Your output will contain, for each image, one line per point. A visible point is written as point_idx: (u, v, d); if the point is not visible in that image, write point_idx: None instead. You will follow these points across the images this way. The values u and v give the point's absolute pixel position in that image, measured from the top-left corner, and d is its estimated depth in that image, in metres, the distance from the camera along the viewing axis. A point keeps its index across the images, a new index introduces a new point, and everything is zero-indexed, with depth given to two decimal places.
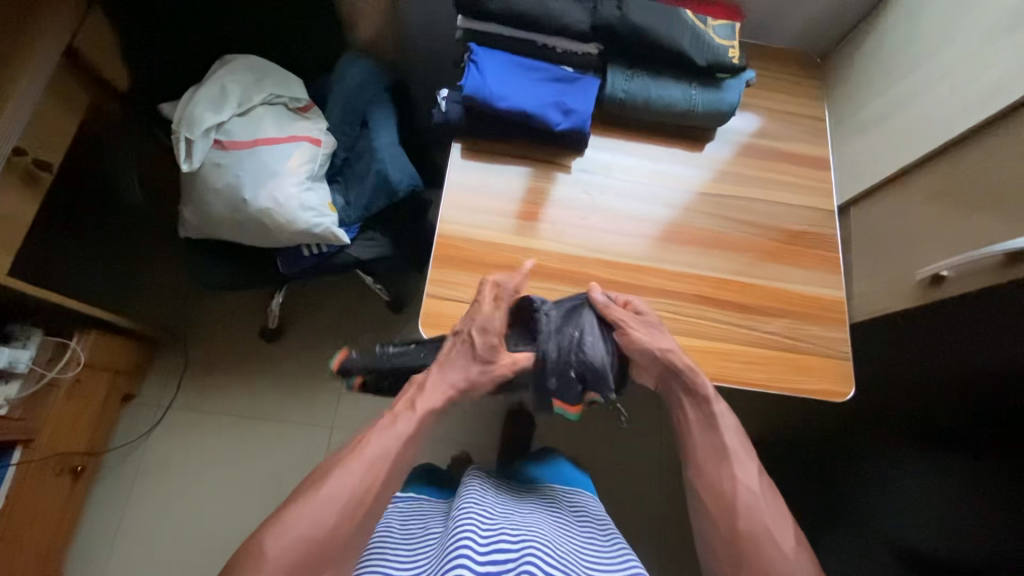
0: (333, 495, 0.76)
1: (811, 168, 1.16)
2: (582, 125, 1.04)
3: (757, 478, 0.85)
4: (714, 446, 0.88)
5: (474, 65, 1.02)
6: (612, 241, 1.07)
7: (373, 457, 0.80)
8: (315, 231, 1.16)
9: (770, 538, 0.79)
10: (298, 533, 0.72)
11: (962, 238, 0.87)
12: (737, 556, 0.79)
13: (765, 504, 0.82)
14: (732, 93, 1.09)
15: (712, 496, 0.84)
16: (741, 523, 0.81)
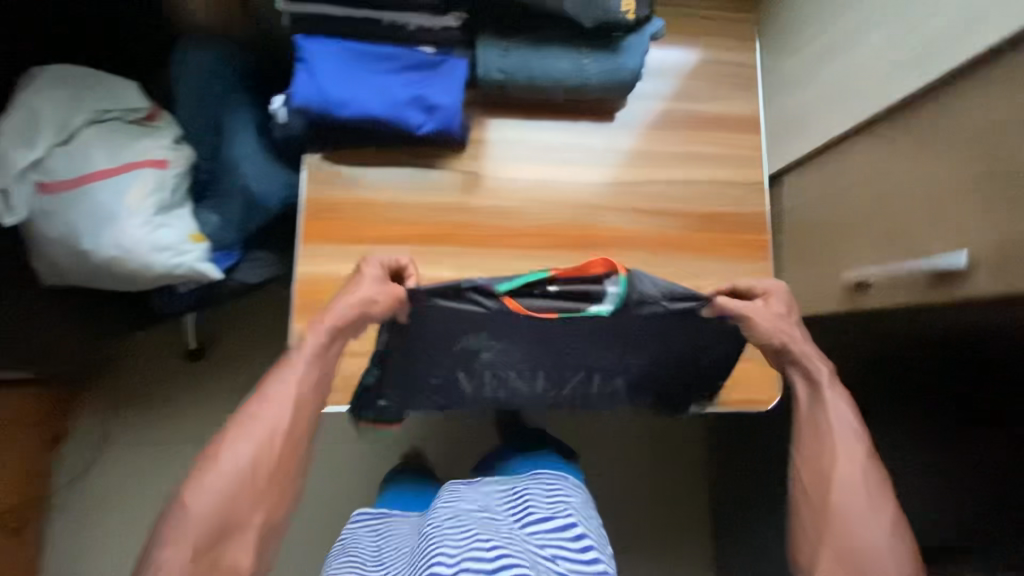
0: (244, 453, 0.64)
1: (737, 133, 0.98)
2: (448, 124, 0.86)
3: (864, 460, 0.66)
4: (814, 407, 0.72)
5: (303, 64, 0.82)
6: (506, 256, 0.93)
7: (273, 393, 0.68)
8: (178, 271, 1.04)
9: (868, 509, 0.64)
10: (207, 503, 0.61)
11: (887, 237, 0.72)
12: (821, 523, 0.65)
13: (849, 463, 0.66)
14: (632, 57, 0.89)
15: (810, 473, 0.68)
16: (834, 492, 0.65)
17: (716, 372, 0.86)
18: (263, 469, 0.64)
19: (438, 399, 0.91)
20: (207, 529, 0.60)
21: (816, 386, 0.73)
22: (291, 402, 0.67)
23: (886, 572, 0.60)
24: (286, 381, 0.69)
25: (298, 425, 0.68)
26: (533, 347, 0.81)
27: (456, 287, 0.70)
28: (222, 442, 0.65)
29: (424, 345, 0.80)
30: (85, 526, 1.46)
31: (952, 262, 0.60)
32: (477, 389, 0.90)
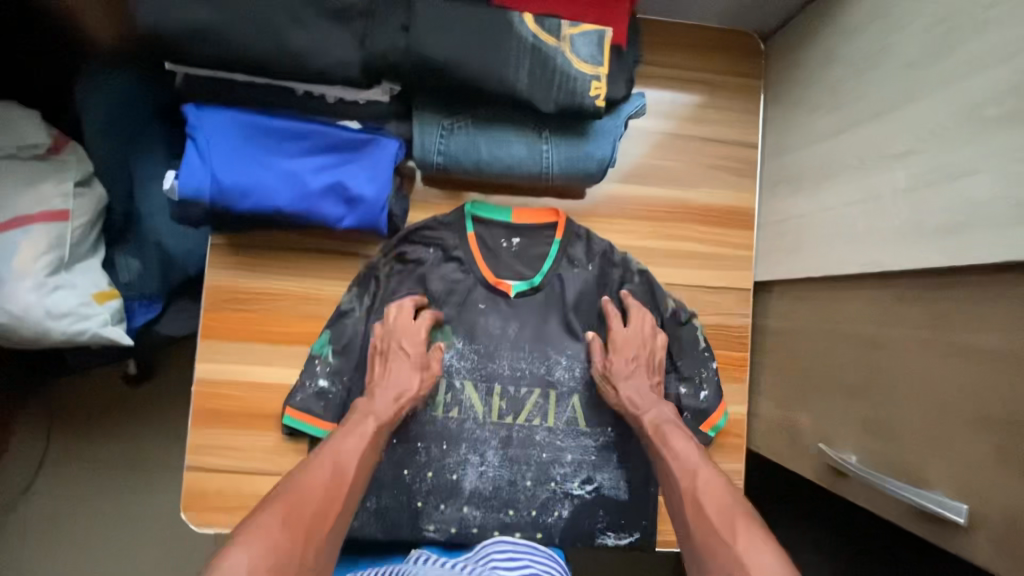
0: (301, 512, 0.56)
1: (722, 227, 0.85)
2: (372, 218, 0.71)
3: (721, 513, 0.60)
4: (664, 472, 0.69)
5: (196, 141, 0.67)
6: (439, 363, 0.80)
7: (342, 454, 0.64)
8: (81, 339, 0.91)
9: (732, 534, 0.58)
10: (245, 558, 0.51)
11: (875, 425, 0.60)
12: (700, 566, 0.58)
13: (720, 520, 0.60)
14: (603, 144, 0.74)
15: (685, 542, 0.61)
16: (711, 533, 0.59)
17: (691, 366, 0.81)
18: (298, 545, 0.54)
19: (393, 499, 0.78)
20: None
21: (659, 448, 0.71)
22: (350, 469, 0.63)
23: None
24: (338, 453, 0.64)
25: (356, 482, 0.63)
26: (484, 357, 0.81)
27: (411, 228, 0.80)
28: (255, 519, 0.55)
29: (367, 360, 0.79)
30: (15, 558, 1.37)
31: (945, 512, 0.50)
32: (436, 503, 0.79)
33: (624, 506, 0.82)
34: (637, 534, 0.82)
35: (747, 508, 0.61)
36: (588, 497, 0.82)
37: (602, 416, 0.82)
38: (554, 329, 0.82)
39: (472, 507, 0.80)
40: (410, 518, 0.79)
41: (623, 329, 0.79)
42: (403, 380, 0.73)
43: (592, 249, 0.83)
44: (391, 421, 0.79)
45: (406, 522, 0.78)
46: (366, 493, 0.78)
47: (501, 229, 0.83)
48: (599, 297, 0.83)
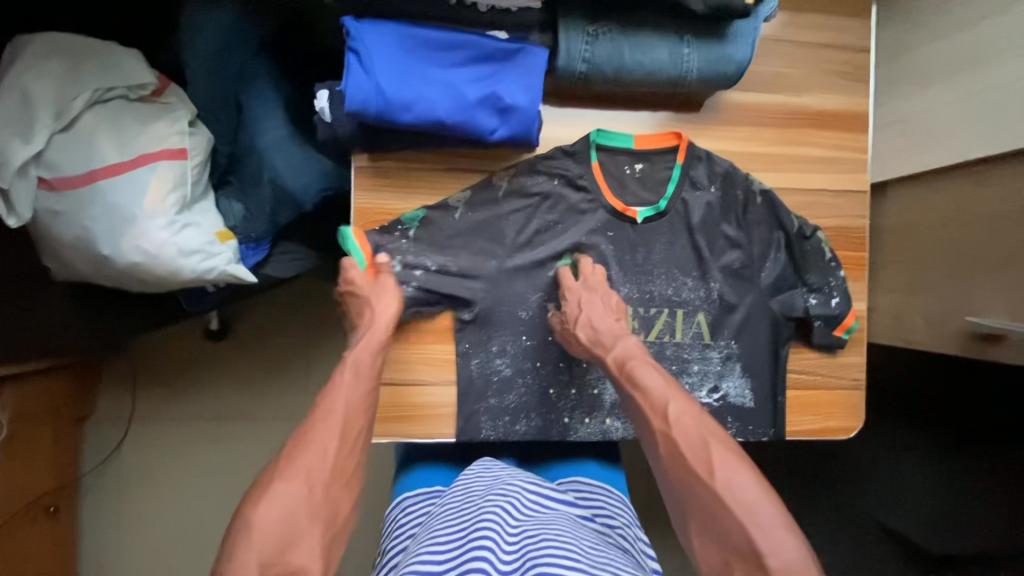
0: (307, 468, 0.57)
1: (840, 132, 0.87)
2: (524, 127, 0.73)
3: (698, 447, 0.60)
4: (632, 407, 0.68)
5: (356, 53, 0.67)
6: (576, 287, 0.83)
7: (328, 405, 0.65)
8: (208, 276, 0.93)
9: (709, 470, 0.58)
10: (274, 517, 0.53)
11: None
12: (681, 503, 0.59)
13: (693, 453, 0.60)
14: (741, 46, 0.75)
15: (663, 479, 0.62)
16: (685, 469, 0.59)
17: (819, 269, 0.84)
18: (319, 484, 0.57)
19: (542, 419, 0.82)
20: (272, 546, 0.51)
21: (625, 384, 0.69)
22: (336, 422, 0.63)
23: (741, 528, 0.54)
24: (330, 403, 0.65)
25: (347, 429, 0.63)
26: (620, 282, 0.83)
27: (531, 160, 0.81)
28: (267, 484, 0.56)
29: (506, 287, 0.81)
30: (117, 505, 1.43)
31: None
32: (580, 417, 0.83)
33: (753, 413, 0.85)
34: (770, 432, 0.85)
35: (716, 434, 0.61)
36: (716, 405, 0.84)
37: (727, 329, 0.85)
38: (682, 250, 0.84)
39: (615, 419, 0.83)
40: (558, 434, 0.82)
41: (575, 286, 0.80)
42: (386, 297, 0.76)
43: (714, 170, 0.84)
44: (531, 344, 0.82)
45: (555, 429, 0.82)
46: (516, 414, 0.81)
47: (624, 156, 0.83)
48: (724, 219, 0.84)
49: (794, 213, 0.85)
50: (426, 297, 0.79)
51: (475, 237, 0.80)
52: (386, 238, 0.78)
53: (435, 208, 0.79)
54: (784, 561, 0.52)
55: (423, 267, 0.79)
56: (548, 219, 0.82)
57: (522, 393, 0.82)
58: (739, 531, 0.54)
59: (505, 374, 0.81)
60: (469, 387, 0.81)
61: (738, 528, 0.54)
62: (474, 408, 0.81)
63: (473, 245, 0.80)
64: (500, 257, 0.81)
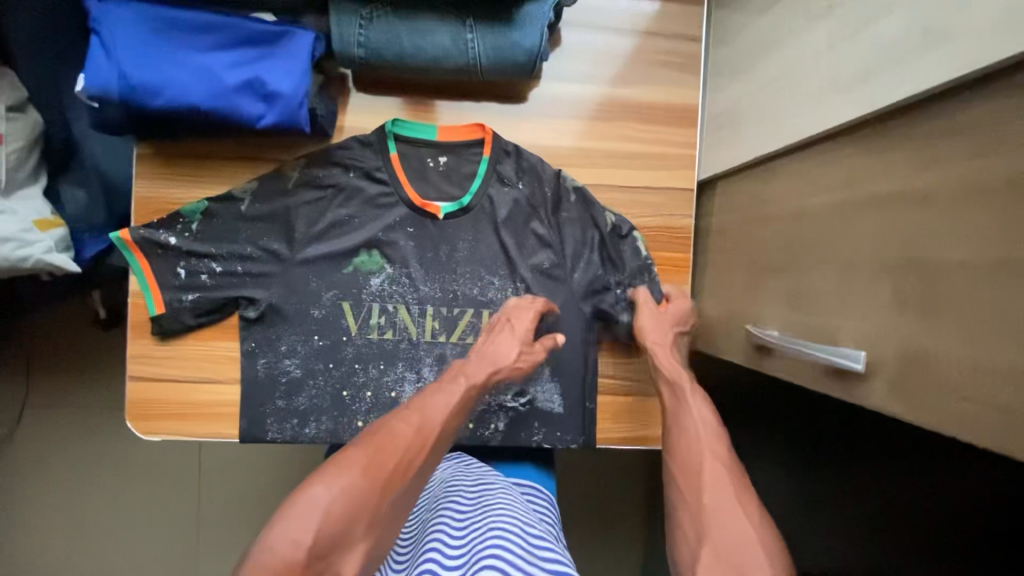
0: (380, 460, 0.55)
1: (664, 126, 0.83)
2: (294, 114, 0.70)
3: (748, 495, 0.57)
4: (680, 428, 0.67)
5: (100, 33, 0.65)
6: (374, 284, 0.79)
7: (426, 406, 0.63)
8: (24, 265, 0.90)
9: (750, 510, 0.55)
10: (333, 495, 0.51)
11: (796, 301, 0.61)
12: (701, 526, 0.55)
13: (740, 495, 0.56)
14: (531, 31, 0.71)
15: (687, 505, 0.58)
16: (726, 500, 0.56)
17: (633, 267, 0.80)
18: (382, 481, 0.54)
19: (332, 422, 0.78)
20: (321, 537, 0.49)
21: (686, 406, 0.68)
22: (437, 420, 0.62)
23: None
24: (436, 398, 0.64)
25: (444, 432, 0.62)
26: (420, 280, 0.79)
27: (324, 150, 0.78)
28: (330, 460, 0.55)
29: (297, 283, 0.78)
30: None
31: (848, 364, 0.50)
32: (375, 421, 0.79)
33: (561, 419, 0.81)
34: (579, 440, 0.81)
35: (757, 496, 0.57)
36: (522, 410, 0.80)
37: (535, 332, 0.80)
38: (489, 248, 0.80)
39: None
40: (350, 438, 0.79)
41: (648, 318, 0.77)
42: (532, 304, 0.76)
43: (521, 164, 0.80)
44: (323, 345, 0.78)
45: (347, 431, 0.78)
46: (304, 417, 0.78)
47: (427, 148, 0.80)
48: (533, 216, 0.80)
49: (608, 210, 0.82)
50: (205, 299, 0.76)
51: (263, 232, 0.77)
52: (159, 234, 0.75)
53: (219, 199, 0.76)
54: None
55: (206, 265, 0.76)
56: (345, 211, 0.78)
57: (313, 395, 0.78)
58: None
59: (294, 375, 0.78)
60: (255, 386, 0.78)
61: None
62: (259, 409, 0.78)
63: (260, 240, 0.77)
64: (290, 254, 0.77)
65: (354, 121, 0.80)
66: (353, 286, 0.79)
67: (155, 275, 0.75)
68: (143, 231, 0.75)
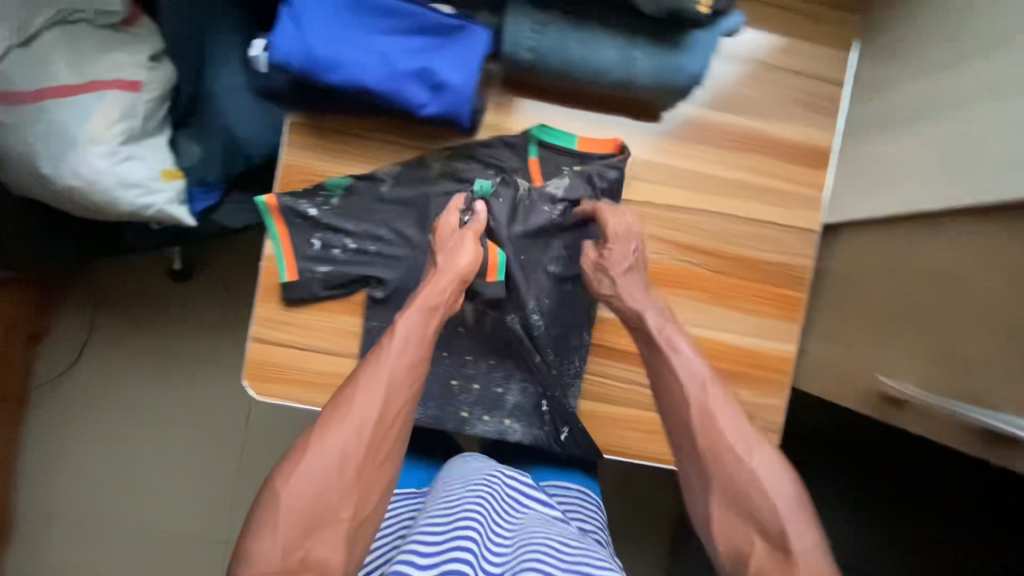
0: (341, 446, 0.56)
1: (798, 166, 0.83)
2: (456, 107, 0.71)
3: (737, 423, 0.60)
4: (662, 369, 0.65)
5: (291, 6, 0.66)
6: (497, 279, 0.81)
7: (369, 379, 0.60)
8: (148, 213, 0.93)
9: (744, 448, 0.58)
10: (303, 494, 0.54)
11: (941, 360, 0.62)
12: (704, 476, 0.59)
13: (735, 433, 0.59)
14: (696, 57, 0.72)
15: (688, 456, 0.61)
16: (722, 444, 0.59)
17: (744, 296, 0.84)
18: (342, 478, 0.55)
19: (438, 409, 0.80)
20: (295, 527, 0.52)
21: (658, 345, 0.67)
22: (385, 395, 0.59)
23: (777, 518, 0.55)
24: (378, 371, 0.61)
25: (396, 404, 0.60)
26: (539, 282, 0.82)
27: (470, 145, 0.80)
28: (291, 457, 0.56)
29: (425, 269, 0.79)
30: (60, 423, 1.46)
31: (1012, 429, 0.52)
32: (480, 414, 0.81)
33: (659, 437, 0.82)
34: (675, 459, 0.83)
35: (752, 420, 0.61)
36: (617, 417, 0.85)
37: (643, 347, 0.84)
38: None
39: (514, 420, 0.81)
40: (454, 426, 0.81)
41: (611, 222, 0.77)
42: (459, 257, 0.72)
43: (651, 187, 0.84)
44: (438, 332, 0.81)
45: (451, 419, 0.81)
46: None
47: (566, 156, 0.81)
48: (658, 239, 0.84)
49: (733, 244, 0.84)
50: (339, 273, 0.78)
51: (402, 216, 0.79)
52: (301, 204, 0.77)
53: (361, 178, 0.78)
54: (812, 551, 0.53)
55: (341, 241, 0.78)
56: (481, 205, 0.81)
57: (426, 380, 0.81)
58: (771, 513, 0.55)
59: None
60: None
61: (771, 509, 0.55)
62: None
63: (398, 223, 0.79)
64: (423, 241, 0.79)
65: (499, 119, 0.81)
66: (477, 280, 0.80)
67: (291, 243, 0.77)
68: (288, 199, 0.77)
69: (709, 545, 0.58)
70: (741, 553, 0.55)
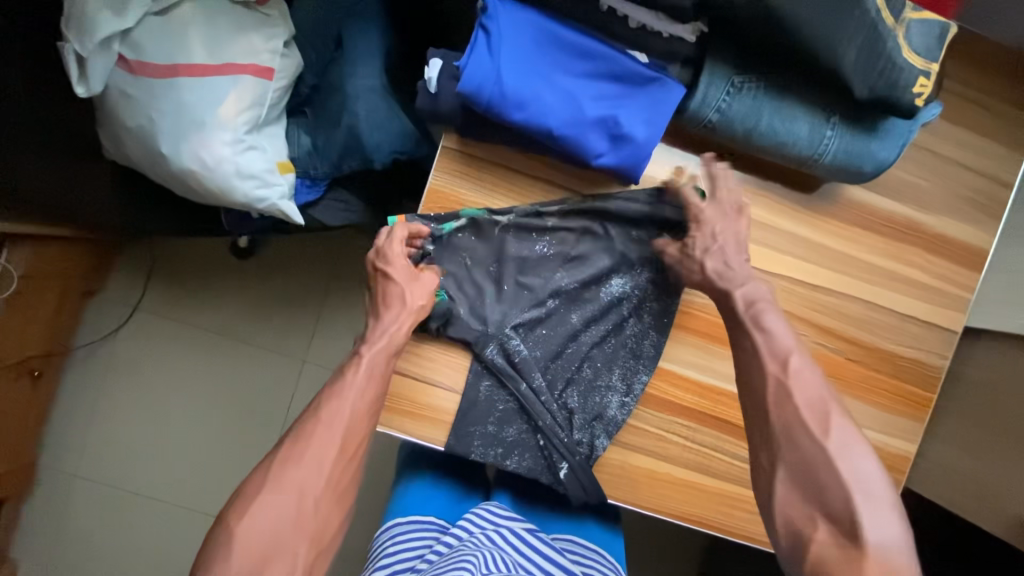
0: (300, 479, 0.57)
1: (948, 263, 0.81)
2: (631, 160, 0.68)
3: (817, 405, 0.58)
4: (746, 348, 0.64)
5: (487, 32, 0.63)
6: (608, 326, 0.79)
7: (329, 415, 0.61)
8: (258, 206, 0.88)
9: (823, 427, 0.57)
10: (260, 527, 0.54)
11: None
12: (772, 452, 0.58)
13: (811, 411, 0.58)
14: (887, 146, 0.69)
15: (761, 432, 0.60)
16: (795, 420, 0.58)
17: (876, 389, 0.81)
18: (300, 512, 0.56)
19: (535, 461, 0.77)
20: (251, 561, 0.53)
21: (746, 323, 0.65)
22: (346, 428, 0.61)
23: (848, 504, 0.53)
24: (342, 403, 0.62)
25: (355, 436, 0.61)
26: (653, 333, 0.79)
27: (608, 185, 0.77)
28: (250, 490, 0.56)
29: (540, 305, 0.77)
30: (98, 393, 1.27)
31: None
32: (579, 471, 0.77)
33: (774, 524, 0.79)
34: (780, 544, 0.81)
35: (836, 398, 0.59)
36: (728, 496, 0.81)
37: None
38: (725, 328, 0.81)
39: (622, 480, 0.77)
40: (547, 478, 0.77)
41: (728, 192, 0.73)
42: (417, 291, 0.70)
43: (804, 266, 0.79)
44: (532, 388, 0.76)
45: (545, 473, 0.77)
46: (508, 450, 0.76)
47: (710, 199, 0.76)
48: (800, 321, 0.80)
49: (873, 335, 0.81)
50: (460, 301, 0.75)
51: (540, 264, 0.77)
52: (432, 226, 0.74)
53: (528, 215, 0.76)
54: (884, 539, 0.52)
55: (465, 265, 0.76)
56: (619, 265, 0.78)
57: (523, 430, 0.77)
58: (841, 496, 0.54)
59: (511, 406, 0.76)
60: (471, 407, 0.75)
61: (843, 496, 0.54)
62: (468, 430, 0.75)
63: (529, 272, 0.77)
64: (545, 279, 0.77)
65: (653, 171, 0.77)
66: (587, 323, 0.78)
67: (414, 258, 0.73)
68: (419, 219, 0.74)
69: (770, 518, 0.58)
70: (801, 534, 0.55)
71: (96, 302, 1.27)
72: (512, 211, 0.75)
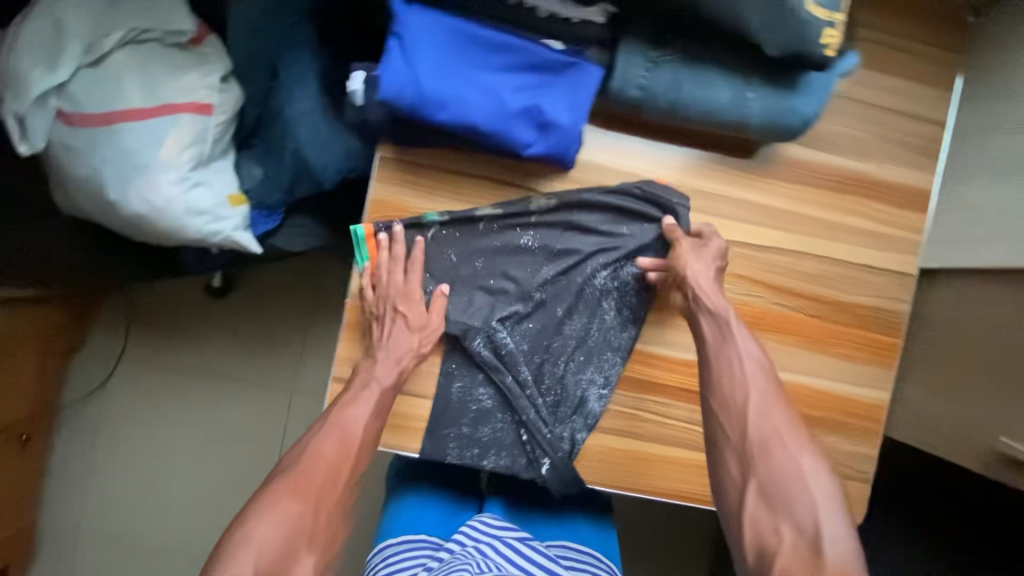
0: (312, 486, 0.61)
1: (895, 209, 0.82)
2: (559, 146, 0.69)
3: (787, 429, 0.63)
4: (722, 368, 0.68)
5: (399, 39, 0.64)
6: (593, 314, 0.79)
7: (342, 429, 0.66)
8: (214, 240, 0.90)
9: (793, 449, 0.62)
10: (273, 530, 0.57)
11: None
12: (745, 464, 0.62)
13: (786, 431, 0.63)
14: (810, 100, 0.70)
15: (735, 446, 0.64)
16: (772, 437, 0.62)
17: (842, 343, 0.81)
18: (311, 520, 0.60)
19: (512, 458, 0.77)
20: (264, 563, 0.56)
21: (724, 344, 0.69)
22: (354, 441, 0.66)
23: (813, 513, 0.58)
24: (350, 416, 0.67)
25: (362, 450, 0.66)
26: (631, 319, 0.79)
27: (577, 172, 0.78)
28: (267, 496, 0.60)
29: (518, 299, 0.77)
30: (89, 451, 1.27)
31: None
32: (559, 462, 0.77)
33: None
34: None
35: (804, 425, 0.65)
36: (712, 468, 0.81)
37: None
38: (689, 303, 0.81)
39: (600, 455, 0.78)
40: (527, 474, 0.77)
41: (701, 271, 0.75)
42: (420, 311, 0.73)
43: (752, 229, 0.80)
44: (518, 381, 0.77)
45: (526, 469, 0.77)
46: (482, 450, 0.76)
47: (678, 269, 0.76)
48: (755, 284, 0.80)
49: (832, 289, 0.81)
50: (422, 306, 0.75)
51: (522, 258, 0.77)
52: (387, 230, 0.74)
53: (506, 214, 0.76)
54: (840, 548, 0.56)
55: (449, 267, 0.76)
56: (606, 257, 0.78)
57: (500, 427, 0.77)
58: (808, 512, 0.58)
59: (485, 405, 0.76)
60: (444, 410, 0.76)
61: (809, 510, 0.58)
62: (441, 433, 0.76)
63: (510, 267, 0.77)
64: (525, 273, 0.77)
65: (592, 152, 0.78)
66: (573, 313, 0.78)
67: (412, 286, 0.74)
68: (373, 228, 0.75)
69: (737, 529, 0.61)
70: (767, 545, 0.58)
71: (78, 360, 1.27)
72: (493, 208, 0.75)
